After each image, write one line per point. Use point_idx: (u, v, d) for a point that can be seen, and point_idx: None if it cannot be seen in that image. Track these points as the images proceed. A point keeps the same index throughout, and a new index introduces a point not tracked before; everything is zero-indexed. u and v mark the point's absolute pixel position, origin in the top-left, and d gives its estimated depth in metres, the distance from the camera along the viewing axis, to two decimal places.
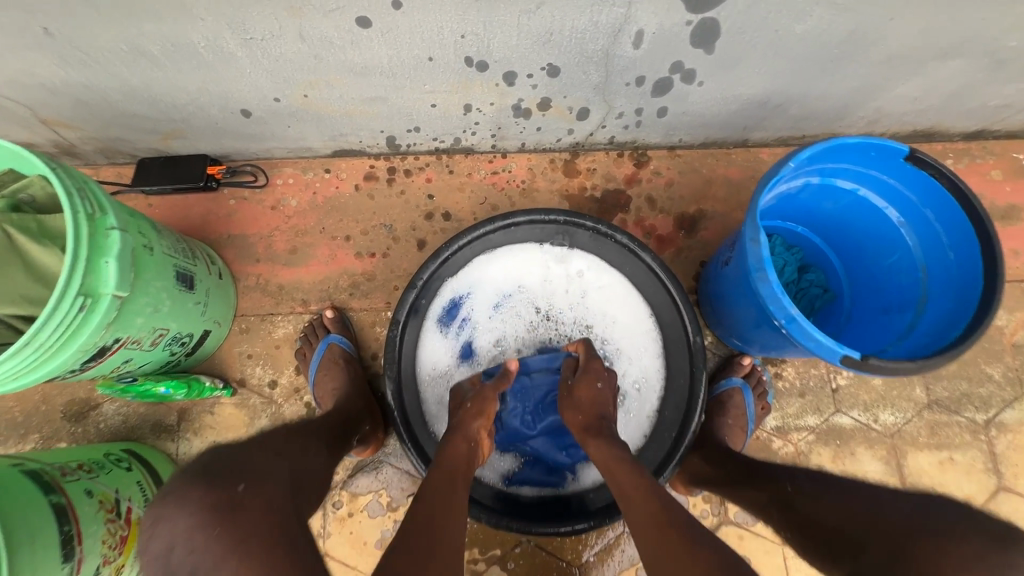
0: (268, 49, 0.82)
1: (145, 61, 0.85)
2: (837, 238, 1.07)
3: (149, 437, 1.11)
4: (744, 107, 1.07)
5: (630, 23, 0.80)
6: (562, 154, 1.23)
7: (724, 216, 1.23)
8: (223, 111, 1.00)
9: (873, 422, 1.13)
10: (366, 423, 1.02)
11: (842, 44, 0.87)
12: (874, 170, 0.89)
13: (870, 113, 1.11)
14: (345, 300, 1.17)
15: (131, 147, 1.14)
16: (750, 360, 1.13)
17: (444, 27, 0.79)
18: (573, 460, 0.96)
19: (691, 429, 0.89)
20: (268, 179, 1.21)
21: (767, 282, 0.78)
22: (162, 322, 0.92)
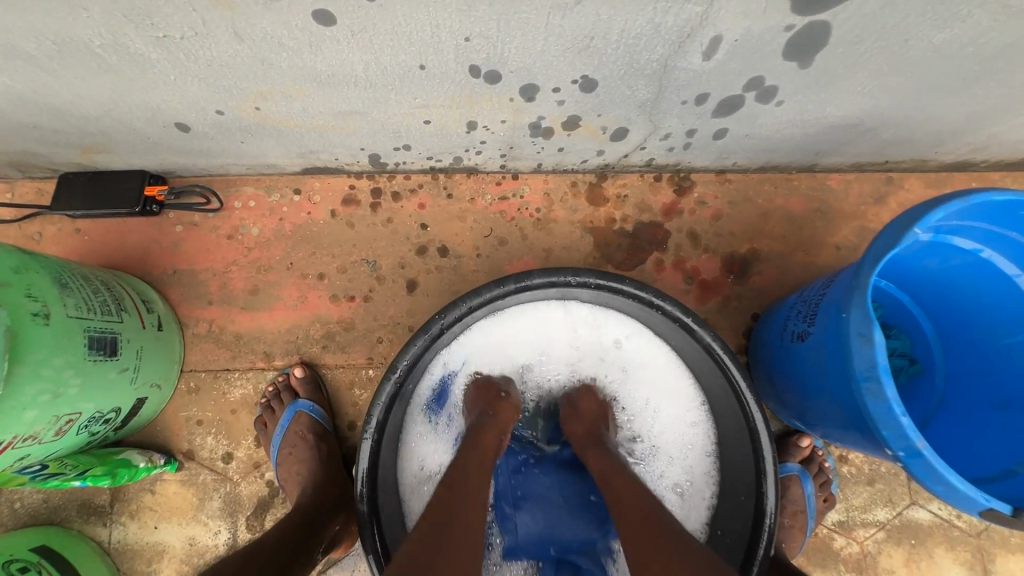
0: (194, 51, 0.59)
1: (25, 63, 0.61)
2: (933, 300, 0.85)
3: (75, 521, 0.91)
4: (825, 130, 0.84)
5: (706, 26, 0.56)
6: (586, 176, 1.00)
7: (783, 257, 1.01)
8: (153, 123, 0.77)
9: (956, 517, 0.94)
10: (338, 521, 0.82)
11: (986, 60, 0.64)
12: (1013, 232, 0.67)
13: (980, 140, 0.88)
14: (317, 354, 0.96)
15: (47, 161, 0.91)
16: (811, 440, 0.93)
17: (441, 27, 0.56)
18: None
19: (760, 569, 0.68)
20: (224, 201, 0.97)
21: (881, 398, 0.57)
22: (69, 405, 0.71)
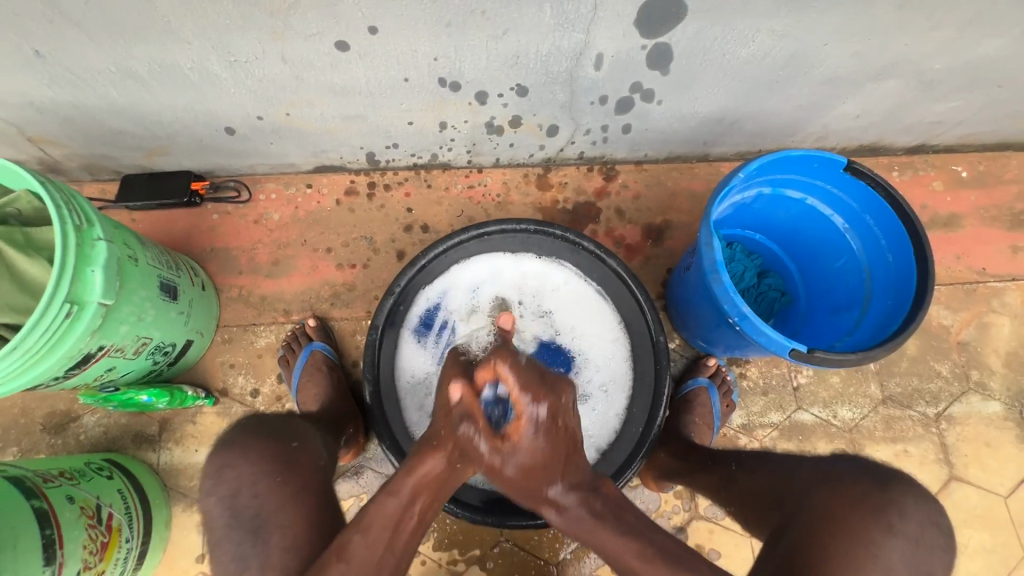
0: (251, 70, 0.88)
1: (133, 82, 0.89)
2: (792, 245, 1.14)
3: (130, 447, 1.12)
4: (701, 124, 1.15)
5: (590, 47, 0.87)
6: (534, 169, 1.30)
7: (689, 225, 1.30)
8: (208, 128, 1.04)
9: (832, 417, 1.20)
10: (349, 426, 1.05)
11: (784, 67, 0.96)
12: (818, 181, 0.97)
13: (818, 129, 1.20)
14: (326, 310, 1.21)
15: (116, 164, 1.18)
16: (715, 360, 1.18)
17: (418, 51, 0.86)
18: None
19: (657, 424, 0.95)
20: (251, 194, 1.25)
21: (720, 283, 0.84)
22: (146, 330, 0.95)
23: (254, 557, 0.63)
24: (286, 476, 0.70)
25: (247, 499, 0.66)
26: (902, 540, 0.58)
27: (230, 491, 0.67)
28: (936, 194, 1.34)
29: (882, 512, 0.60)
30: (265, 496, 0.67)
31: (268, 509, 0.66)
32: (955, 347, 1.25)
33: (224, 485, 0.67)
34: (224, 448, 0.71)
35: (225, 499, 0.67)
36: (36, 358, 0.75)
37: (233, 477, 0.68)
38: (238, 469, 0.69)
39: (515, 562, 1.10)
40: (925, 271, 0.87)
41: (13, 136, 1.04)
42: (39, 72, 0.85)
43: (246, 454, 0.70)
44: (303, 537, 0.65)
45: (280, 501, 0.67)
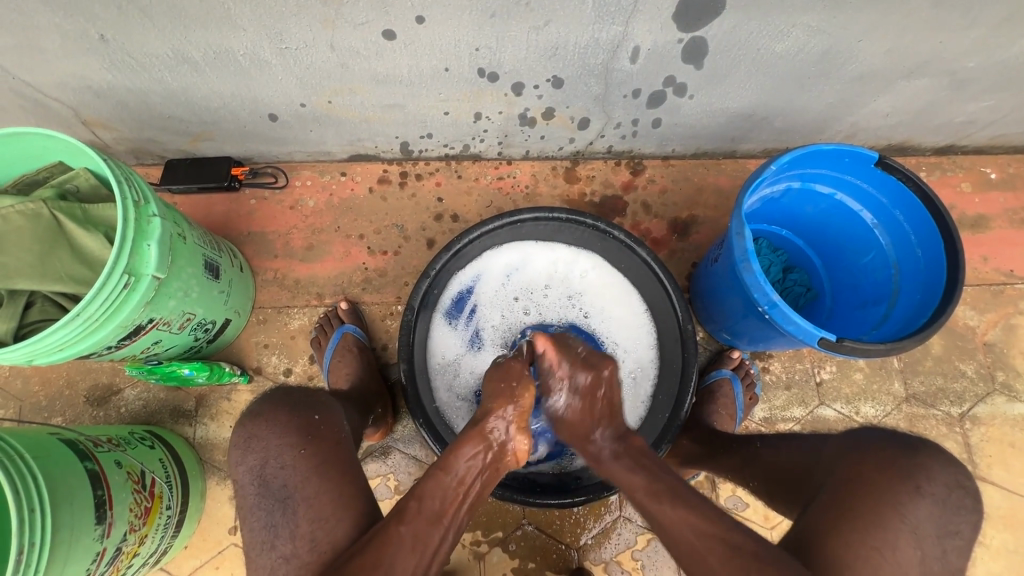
0: (300, 57, 0.91)
1: (187, 67, 0.93)
2: (818, 241, 1.15)
3: (168, 421, 1.16)
4: (731, 120, 1.17)
5: (627, 40, 0.89)
6: (563, 162, 1.32)
7: (715, 221, 1.32)
8: (252, 114, 1.08)
9: (855, 414, 1.20)
10: (378, 406, 1.08)
11: (817, 63, 0.97)
12: (849, 176, 0.98)
13: (846, 127, 1.20)
14: (358, 294, 1.24)
15: (161, 148, 1.22)
16: (740, 353, 1.19)
17: (461, 41, 0.89)
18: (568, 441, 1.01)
19: (682, 413, 0.94)
20: (288, 180, 1.29)
21: (751, 271, 0.86)
22: (190, 306, 0.99)
23: (283, 526, 0.65)
24: (310, 449, 0.70)
25: (274, 470, 0.68)
26: (928, 501, 0.61)
27: (259, 461, 0.69)
28: (964, 195, 1.34)
29: (910, 475, 0.63)
30: (292, 467, 0.68)
31: (295, 481, 0.67)
32: (981, 348, 1.25)
33: (251, 455, 0.70)
34: (252, 419, 0.72)
35: (253, 469, 0.69)
36: (94, 325, 0.80)
37: (261, 448, 0.70)
38: (264, 440, 0.70)
39: (537, 545, 1.12)
40: (956, 262, 0.87)
41: (69, 119, 1.08)
42: (101, 55, 0.89)
43: (271, 426, 0.71)
44: (328, 510, 0.66)
45: (303, 475, 0.68)
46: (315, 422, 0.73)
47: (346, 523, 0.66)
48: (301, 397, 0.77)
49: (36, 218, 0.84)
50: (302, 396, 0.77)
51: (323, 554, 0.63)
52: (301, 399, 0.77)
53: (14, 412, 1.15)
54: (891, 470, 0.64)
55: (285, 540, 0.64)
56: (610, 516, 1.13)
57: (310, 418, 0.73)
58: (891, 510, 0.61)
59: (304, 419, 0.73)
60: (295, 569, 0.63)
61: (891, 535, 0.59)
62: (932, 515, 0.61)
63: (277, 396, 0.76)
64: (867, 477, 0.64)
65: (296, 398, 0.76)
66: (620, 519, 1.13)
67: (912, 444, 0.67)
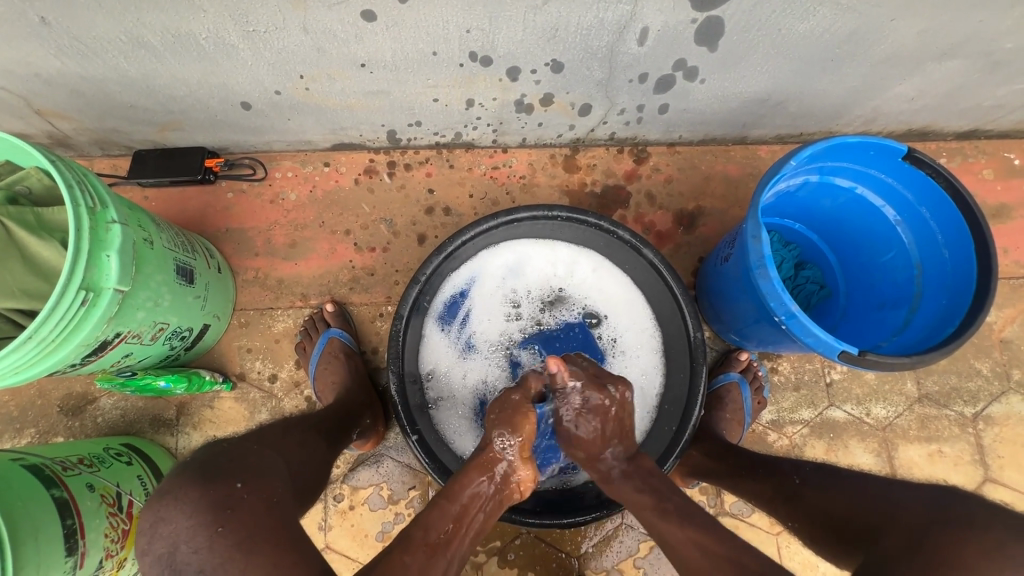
0: (270, 41, 0.82)
1: (144, 52, 0.83)
2: (833, 235, 1.08)
3: (148, 431, 1.10)
4: (744, 104, 1.08)
5: (636, 20, 0.80)
6: (562, 150, 1.23)
7: (723, 212, 1.24)
8: (223, 103, 0.99)
9: (866, 415, 1.16)
10: (367, 417, 1.02)
11: (843, 44, 0.88)
12: (873, 170, 0.91)
13: (867, 112, 1.12)
14: (345, 295, 1.17)
15: (127, 139, 1.12)
16: (748, 355, 1.14)
17: (449, 22, 0.79)
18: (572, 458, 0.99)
19: (691, 423, 0.88)
20: (267, 172, 1.20)
21: (768, 279, 0.80)
22: (162, 316, 0.91)
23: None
24: (231, 523, 0.54)
25: (185, 556, 0.52)
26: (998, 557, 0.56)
27: (167, 549, 0.53)
28: (986, 183, 1.26)
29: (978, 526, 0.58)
30: (206, 550, 0.52)
31: (211, 565, 0.52)
32: (997, 345, 1.20)
33: (159, 541, 0.53)
34: (157, 499, 0.56)
35: (161, 558, 0.53)
36: (51, 347, 0.73)
37: (169, 531, 0.53)
38: (172, 523, 0.54)
39: (537, 554, 1.08)
40: (988, 268, 0.81)
41: (20, 109, 0.99)
42: (46, 40, 0.80)
43: (181, 502, 0.55)
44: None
45: (223, 556, 0.52)
46: (237, 494, 0.57)
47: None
48: (222, 462, 0.60)
49: None
50: (223, 461, 0.61)
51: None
52: (220, 465, 0.60)
53: None
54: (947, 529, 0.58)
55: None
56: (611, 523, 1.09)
57: (228, 489, 0.56)
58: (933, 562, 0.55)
59: (221, 490, 0.56)
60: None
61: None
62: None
63: (190, 465, 0.60)
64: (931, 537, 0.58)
65: (212, 465, 0.60)
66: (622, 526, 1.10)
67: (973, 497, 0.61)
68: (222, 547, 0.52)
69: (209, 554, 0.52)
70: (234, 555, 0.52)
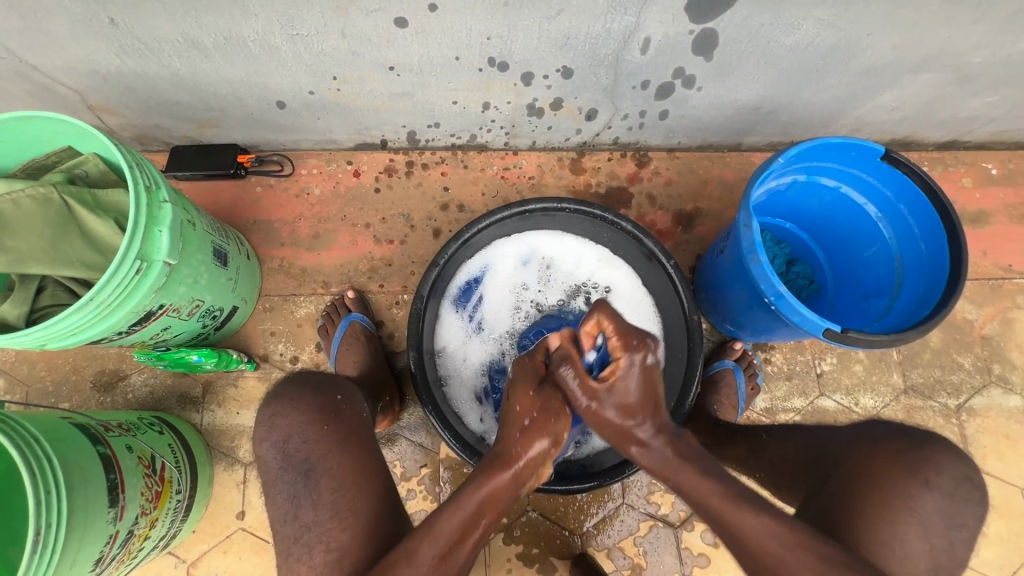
0: (311, 44, 0.91)
1: (197, 53, 0.93)
2: (822, 233, 1.16)
3: (175, 407, 1.17)
4: (738, 112, 1.17)
5: (638, 31, 0.89)
6: (569, 153, 1.32)
7: (719, 213, 1.32)
8: (260, 101, 1.08)
9: (854, 405, 1.22)
10: (386, 394, 1.10)
11: (825, 57, 0.98)
12: (855, 169, 0.99)
13: (852, 121, 1.21)
14: (364, 284, 1.25)
15: (167, 135, 1.21)
16: (742, 344, 1.21)
17: (473, 30, 0.89)
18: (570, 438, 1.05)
19: (688, 401, 0.96)
20: (294, 168, 1.29)
21: (758, 263, 0.87)
22: (199, 293, 0.99)
23: (305, 496, 0.68)
24: (333, 424, 0.74)
25: (297, 445, 0.72)
26: (936, 494, 0.67)
27: (281, 438, 0.73)
28: (965, 191, 1.35)
29: (918, 469, 0.68)
30: (314, 441, 0.72)
31: (316, 455, 0.71)
32: (978, 341, 1.26)
33: (276, 431, 0.73)
34: (275, 400, 0.76)
35: (274, 447, 0.72)
36: (107, 311, 0.80)
37: (285, 424, 0.74)
38: (288, 417, 0.74)
39: (541, 532, 1.14)
40: (959, 257, 0.88)
41: (75, 104, 1.08)
42: (111, 39, 0.89)
43: (295, 404, 0.76)
44: (348, 479, 0.69)
45: (326, 449, 0.71)
46: (339, 404, 0.77)
47: (364, 493, 0.69)
48: (320, 379, 0.81)
49: (47, 202, 0.83)
50: (322, 378, 0.81)
51: (345, 521, 0.66)
52: (321, 382, 0.80)
53: (21, 398, 1.15)
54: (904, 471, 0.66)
55: (307, 509, 0.67)
56: (612, 503, 1.16)
57: (334, 400, 0.77)
58: None
59: (327, 399, 0.77)
60: (316, 536, 0.65)
61: (898, 526, 0.65)
62: (941, 507, 0.66)
63: (299, 380, 0.80)
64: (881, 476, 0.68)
65: (317, 381, 0.80)
66: (623, 506, 1.16)
67: (922, 440, 0.72)
68: (327, 442, 0.72)
69: (315, 445, 0.71)
70: (331, 452, 0.71)
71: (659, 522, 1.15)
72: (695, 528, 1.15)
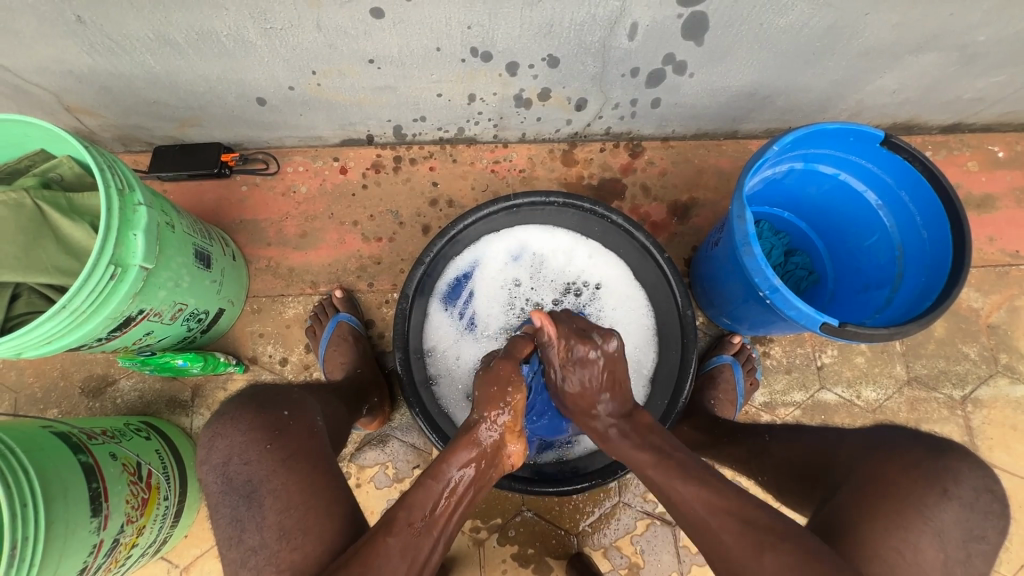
0: (286, 38, 0.88)
1: (170, 49, 0.90)
2: (821, 222, 1.12)
3: (164, 412, 1.16)
4: (733, 99, 1.13)
5: (625, 16, 0.86)
6: (560, 145, 1.29)
7: (715, 203, 1.29)
8: (240, 99, 1.05)
9: (856, 398, 1.19)
10: (375, 395, 1.09)
11: (822, 39, 0.94)
12: (853, 156, 0.95)
13: (851, 105, 1.17)
14: (353, 283, 1.23)
15: (148, 135, 1.19)
16: (741, 338, 1.17)
17: (453, 19, 0.85)
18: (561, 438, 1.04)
19: (681, 401, 0.92)
20: (280, 166, 1.26)
21: (752, 256, 0.84)
22: (182, 296, 0.97)
23: (248, 520, 0.66)
24: (278, 442, 0.72)
25: (237, 467, 0.70)
26: (956, 505, 0.60)
27: (223, 458, 0.71)
28: (971, 174, 1.30)
29: (937, 478, 0.62)
30: (257, 462, 0.69)
31: (261, 475, 0.69)
32: (985, 330, 1.23)
33: (216, 453, 0.72)
34: (217, 420, 0.75)
35: (220, 465, 0.71)
36: (82, 318, 0.78)
37: (226, 445, 0.72)
38: (229, 438, 0.72)
39: (536, 532, 1.13)
40: (963, 245, 0.85)
41: (52, 105, 1.05)
42: (80, 37, 0.86)
43: (237, 423, 0.74)
44: (295, 499, 0.67)
45: (270, 469, 0.69)
46: (284, 419, 0.76)
47: (312, 512, 0.67)
48: (270, 396, 0.80)
49: (18, 207, 0.81)
50: (270, 397, 0.80)
51: (295, 540, 0.64)
52: (268, 399, 0.79)
53: (10, 405, 1.14)
54: (918, 475, 0.63)
55: (251, 532, 0.66)
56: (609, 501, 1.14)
57: (279, 416, 0.76)
58: (912, 504, 0.60)
59: (274, 416, 0.76)
60: (263, 560, 0.64)
61: (910, 533, 0.59)
62: (958, 519, 0.60)
63: (246, 399, 0.79)
64: (889, 483, 0.63)
65: (267, 400, 0.79)
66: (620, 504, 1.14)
67: (940, 446, 0.66)
68: (270, 462, 0.70)
69: (258, 466, 0.69)
70: (277, 472, 0.69)
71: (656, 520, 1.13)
72: None
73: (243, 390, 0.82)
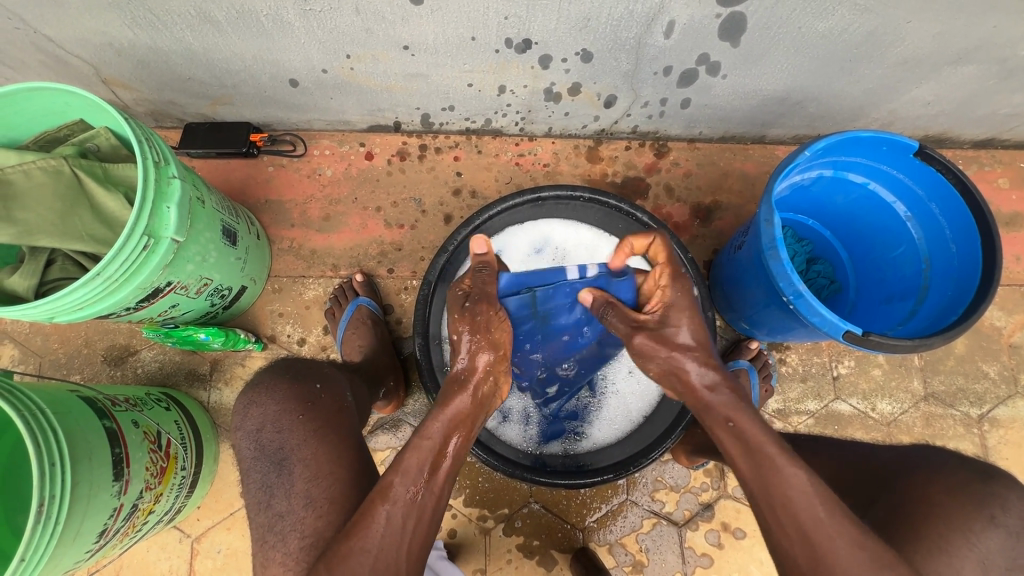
0: (324, 20, 0.89)
1: (209, 26, 0.91)
2: (847, 231, 1.11)
3: (183, 384, 1.18)
4: (764, 103, 1.13)
5: (663, 13, 0.85)
6: (586, 141, 1.29)
7: (738, 207, 1.28)
8: (273, 79, 1.07)
9: (871, 410, 1.18)
10: (390, 379, 1.11)
11: (860, 46, 0.93)
12: (885, 165, 0.94)
13: (884, 115, 1.15)
14: (374, 268, 1.24)
15: (180, 112, 1.21)
16: (759, 344, 1.18)
17: (489, 9, 0.85)
18: (565, 428, 1.04)
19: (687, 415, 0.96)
20: (306, 149, 1.27)
21: (778, 260, 0.84)
22: (208, 271, 0.98)
23: (278, 486, 0.70)
24: (310, 414, 0.76)
25: (263, 438, 0.75)
26: (1002, 532, 0.65)
27: (258, 424, 0.76)
28: (1001, 191, 1.28)
29: (985, 505, 0.67)
30: (291, 430, 0.75)
31: (291, 444, 0.73)
32: (1006, 349, 1.21)
33: (252, 419, 0.77)
34: (254, 389, 0.80)
35: (251, 432, 0.76)
36: (114, 286, 0.79)
37: (259, 413, 0.77)
38: (262, 407, 0.78)
39: (543, 524, 1.13)
40: (993, 261, 0.84)
41: (89, 77, 1.07)
42: (123, 11, 0.88)
43: (271, 393, 0.79)
44: (325, 469, 0.71)
45: (301, 439, 0.74)
46: (317, 392, 0.80)
47: (341, 481, 0.70)
48: (301, 369, 0.84)
49: (57, 174, 0.83)
50: (304, 369, 0.85)
51: (320, 509, 0.67)
52: (303, 370, 0.84)
53: (34, 368, 1.17)
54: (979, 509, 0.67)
55: (280, 498, 0.70)
56: (616, 499, 1.14)
57: (311, 388, 0.80)
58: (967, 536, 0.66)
59: (306, 388, 0.80)
60: (289, 525, 0.67)
61: None
62: (1004, 547, 0.65)
63: (281, 369, 0.84)
64: None
65: (300, 372, 0.83)
66: (626, 502, 1.14)
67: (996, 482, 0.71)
68: (299, 434, 0.74)
69: (284, 436, 0.74)
70: (306, 443, 0.73)
71: (663, 520, 1.13)
72: (699, 528, 1.13)
73: (277, 362, 0.87)
